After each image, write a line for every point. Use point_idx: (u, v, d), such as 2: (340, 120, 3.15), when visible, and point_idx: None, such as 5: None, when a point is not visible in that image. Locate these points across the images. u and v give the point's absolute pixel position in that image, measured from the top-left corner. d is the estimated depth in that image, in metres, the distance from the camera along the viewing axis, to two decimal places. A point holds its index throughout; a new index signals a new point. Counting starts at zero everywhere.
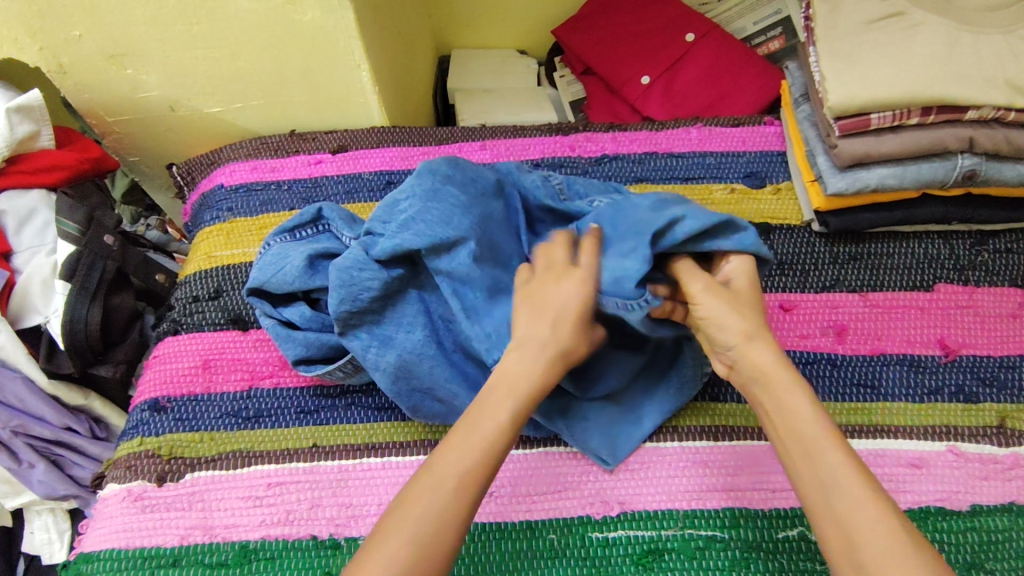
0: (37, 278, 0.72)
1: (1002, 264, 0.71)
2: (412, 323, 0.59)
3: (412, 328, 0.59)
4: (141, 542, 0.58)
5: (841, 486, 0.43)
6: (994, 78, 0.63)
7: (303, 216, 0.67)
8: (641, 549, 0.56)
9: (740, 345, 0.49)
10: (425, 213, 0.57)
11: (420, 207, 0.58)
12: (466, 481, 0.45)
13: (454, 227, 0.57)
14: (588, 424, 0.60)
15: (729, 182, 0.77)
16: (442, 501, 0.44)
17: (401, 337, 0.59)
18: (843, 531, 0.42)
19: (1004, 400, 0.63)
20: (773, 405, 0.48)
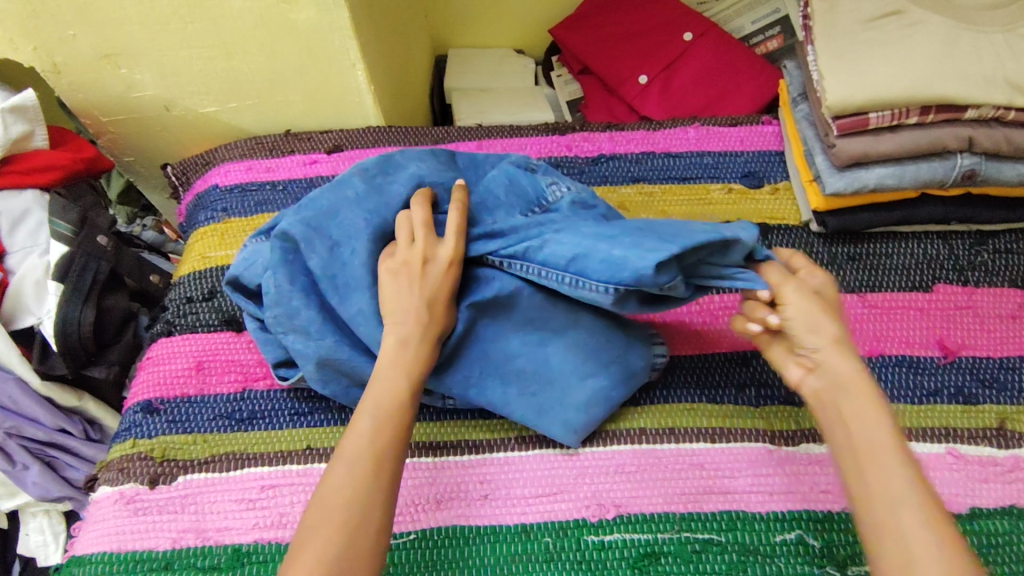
0: (29, 279, 0.71)
1: (1002, 265, 0.70)
2: (322, 328, 0.58)
3: (321, 334, 0.58)
4: (134, 545, 0.57)
5: (898, 501, 0.42)
6: (994, 77, 0.63)
7: (279, 217, 0.66)
8: (638, 552, 0.55)
9: (826, 349, 0.49)
10: (330, 204, 0.59)
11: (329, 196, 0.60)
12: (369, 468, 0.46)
13: (342, 220, 0.59)
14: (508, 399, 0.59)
15: (727, 182, 0.77)
16: (353, 485, 0.45)
17: (311, 345, 0.57)
18: (902, 542, 0.41)
19: (1004, 401, 0.63)
20: (853, 419, 0.46)
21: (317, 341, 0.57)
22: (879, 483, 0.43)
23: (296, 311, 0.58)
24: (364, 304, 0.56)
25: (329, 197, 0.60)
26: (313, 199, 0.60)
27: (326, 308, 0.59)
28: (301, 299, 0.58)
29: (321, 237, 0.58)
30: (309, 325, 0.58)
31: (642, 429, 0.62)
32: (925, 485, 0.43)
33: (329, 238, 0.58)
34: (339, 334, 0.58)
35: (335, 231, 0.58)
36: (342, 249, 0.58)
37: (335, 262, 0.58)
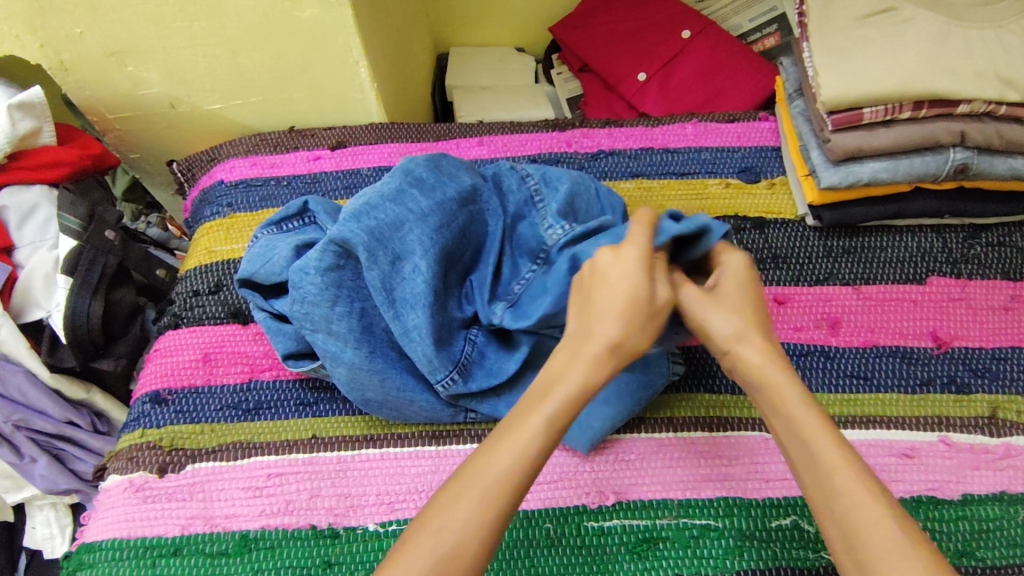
0: (38, 273, 0.73)
1: (995, 258, 0.71)
2: (357, 337, 0.59)
3: (358, 343, 0.59)
4: (143, 532, 0.59)
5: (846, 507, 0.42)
6: (985, 73, 0.64)
7: (289, 209, 0.67)
8: (637, 538, 0.57)
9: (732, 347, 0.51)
10: (381, 212, 0.59)
11: (378, 203, 0.59)
12: (498, 488, 0.44)
13: (406, 234, 0.58)
14: None
15: (724, 177, 0.78)
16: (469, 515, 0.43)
17: (346, 351, 0.58)
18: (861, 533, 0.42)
19: (996, 391, 0.64)
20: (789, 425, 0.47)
21: (355, 349, 0.58)
22: (826, 485, 0.44)
23: (336, 317, 0.58)
24: (422, 319, 0.57)
25: (389, 205, 0.59)
26: (371, 205, 0.59)
27: (365, 316, 0.59)
28: (344, 304, 0.58)
29: (384, 249, 0.57)
30: (343, 336, 0.58)
31: (641, 418, 0.63)
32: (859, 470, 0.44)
33: (390, 250, 0.58)
34: (372, 344, 0.59)
35: (396, 245, 0.58)
36: (403, 263, 0.58)
37: (394, 276, 0.58)
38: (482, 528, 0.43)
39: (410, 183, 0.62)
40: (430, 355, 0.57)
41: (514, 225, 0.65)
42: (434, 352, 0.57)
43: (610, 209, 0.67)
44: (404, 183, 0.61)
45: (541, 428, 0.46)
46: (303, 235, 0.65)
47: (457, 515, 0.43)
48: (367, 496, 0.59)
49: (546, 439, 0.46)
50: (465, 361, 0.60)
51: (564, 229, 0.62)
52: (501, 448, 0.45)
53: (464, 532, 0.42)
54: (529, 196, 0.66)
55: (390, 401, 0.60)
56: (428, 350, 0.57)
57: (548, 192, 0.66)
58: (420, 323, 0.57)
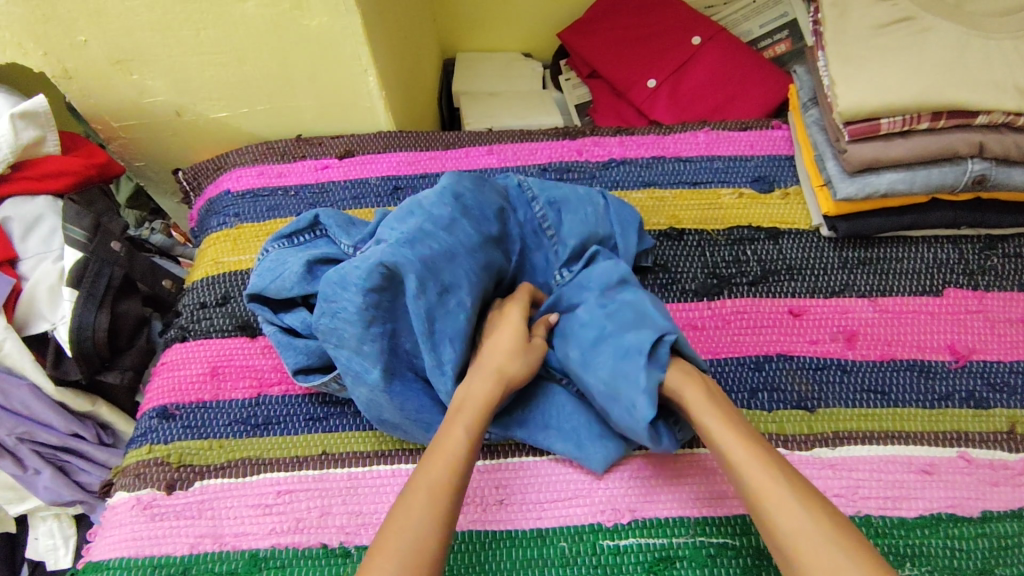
0: (43, 285, 0.72)
1: (1012, 269, 0.71)
2: (381, 359, 0.58)
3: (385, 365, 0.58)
4: (151, 551, 0.58)
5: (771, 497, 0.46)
6: (1005, 83, 0.63)
7: (300, 222, 0.67)
8: (653, 556, 0.56)
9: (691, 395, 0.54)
10: (433, 242, 0.59)
11: (432, 233, 0.60)
12: (438, 490, 0.48)
13: (454, 266, 0.59)
14: (546, 428, 0.60)
15: (737, 186, 0.77)
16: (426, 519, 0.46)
17: (371, 371, 0.57)
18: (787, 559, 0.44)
19: (1014, 405, 0.63)
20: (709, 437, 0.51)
21: (379, 370, 0.57)
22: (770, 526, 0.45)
23: (367, 338, 0.57)
24: (456, 355, 0.58)
25: (442, 235, 0.60)
26: (425, 233, 0.60)
27: (393, 338, 0.59)
28: (378, 326, 0.58)
29: (434, 280, 0.58)
30: (372, 356, 0.57)
31: None
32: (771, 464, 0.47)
33: (439, 282, 0.58)
34: (394, 367, 0.59)
35: (445, 277, 0.59)
36: (450, 297, 0.59)
37: (437, 309, 0.58)
38: (436, 528, 0.46)
39: (460, 213, 0.62)
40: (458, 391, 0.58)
41: (523, 261, 0.68)
42: None
43: (622, 223, 0.69)
44: (454, 213, 0.62)
45: (463, 437, 0.51)
46: (315, 249, 0.65)
47: (411, 516, 0.46)
48: (379, 513, 0.59)
49: (472, 444, 0.51)
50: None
51: (574, 272, 0.66)
52: (434, 461, 0.50)
53: (421, 529, 0.45)
54: (537, 227, 0.69)
55: (406, 425, 0.59)
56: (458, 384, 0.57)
57: (555, 222, 0.68)
58: (453, 358, 0.58)
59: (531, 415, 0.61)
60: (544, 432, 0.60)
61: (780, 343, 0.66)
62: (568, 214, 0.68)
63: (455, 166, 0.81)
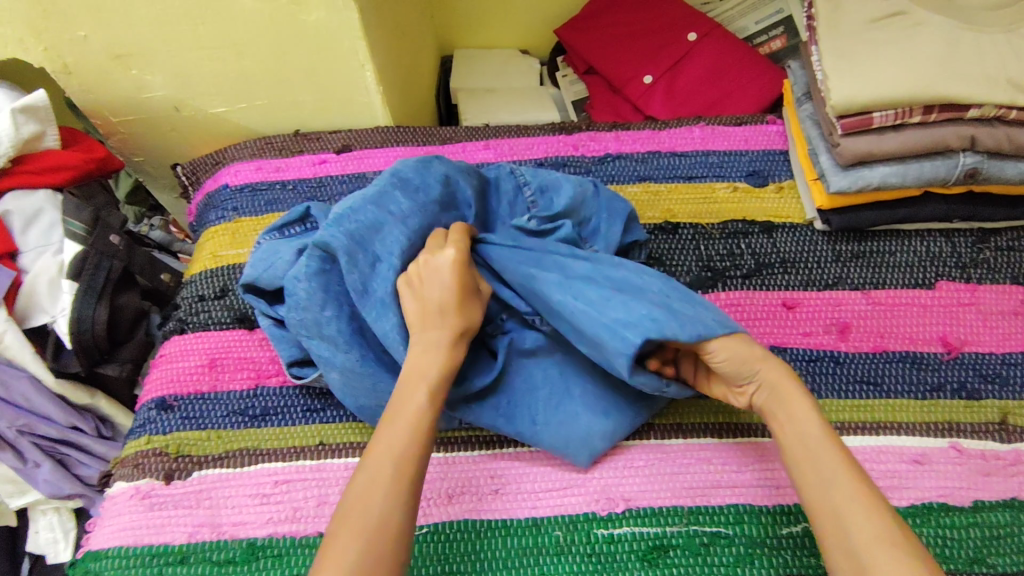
0: (43, 278, 0.72)
1: (1004, 262, 0.71)
2: (348, 340, 0.58)
3: (349, 346, 0.58)
4: (149, 540, 0.58)
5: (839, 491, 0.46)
6: (996, 77, 0.63)
7: (291, 215, 0.68)
8: (647, 545, 0.56)
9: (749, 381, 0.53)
10: (362, 214, 0.59)
11: (359, 206, 0.59)
12: (400, 466, 0.47)
13: (385, 237, 0.59)
14: (530, 421, 0.59)
15: (732, 181, 0.78)
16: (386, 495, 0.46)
17: (338, 355, 0.58)
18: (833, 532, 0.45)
19: (1006, 396, 0.64)
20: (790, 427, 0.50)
21: (345, 353, 0.57)
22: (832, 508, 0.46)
23: (325, 321, 0.58)
24: (396, 322, 0.56)
25: (366, 205, 0.59)
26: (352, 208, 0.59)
27: (355, 319, 0.59)
28: (332, 308, 0.58)
29: (364, 252, 0.58)
30: (333, 339, 0.58)
31: (650, 426, 0.63)
32: (853, 463, 0.47)
33: (370, 253, 0.58)
34: (365, 348, 0.58)
35: (376, 249, 0.58)
36: (382, 267, 0.58)
37: (366, 275, 0.57)
38: (394, 505, 0.46)
39: (395, 185, 0.61)
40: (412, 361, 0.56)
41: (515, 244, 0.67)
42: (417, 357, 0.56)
43: (610, 212, 0.68)
44: (388, 186, 0.61)
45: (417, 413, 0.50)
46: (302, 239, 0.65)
47: (372, 493, 0.46)
48: None
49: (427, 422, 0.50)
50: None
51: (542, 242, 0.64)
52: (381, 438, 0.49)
53: (383, 510, 0.45)
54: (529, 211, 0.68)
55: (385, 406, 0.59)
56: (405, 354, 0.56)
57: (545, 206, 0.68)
58: (393, 325, 0.56)
59: (516, 408, 0.60)
60: (531, 430, 0.59)
61: (774, 334, 0.67)
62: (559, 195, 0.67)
63: (451, 161, 0.81)
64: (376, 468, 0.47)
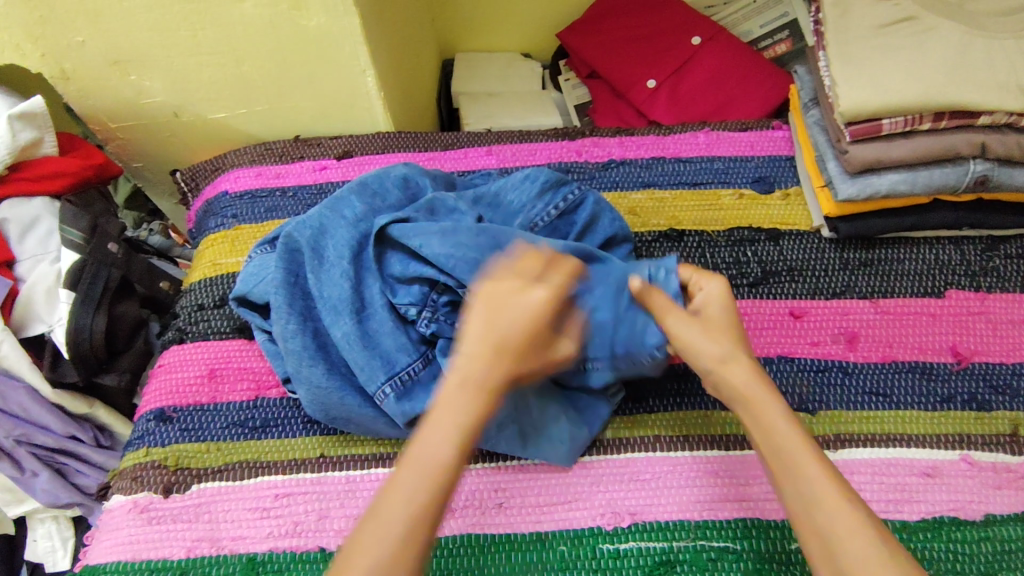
0: (40, 287, 0.72)
1: (1014, 270, 0.70)
2: (312, 355, 0.58)
3: (312, 360, 0.58)
4: (148, 555, 0.57)
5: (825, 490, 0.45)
6: (1007, 84, 0.62)
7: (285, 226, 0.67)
8: (653, 560, 0.55)
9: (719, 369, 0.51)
10: (318, 219, 0.62)
11: (317, 213, 0.63)
12: (428, 478, 0.43)
13: (337, 240, 0.61)
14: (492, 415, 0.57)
15: (738, 187, 0.77)
16: (406, 521, 0.42)
17: (301, 371, 0.58)
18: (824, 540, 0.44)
19: (1017, 407, 0.63)
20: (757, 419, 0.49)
21: (308, 368, 0.58)
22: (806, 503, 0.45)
23: (290, 335, 0.59)
24: (346, 327, 0.57)
25: (322, 213, 0.63)
26: (306, 218, 0.62)
27: (319, 335, 0.60)
28: (296, 322, 0.59)
29: (316, 256, 0.60)
30: (296, 353, 0.58)
31: (656, 437, 0.61)
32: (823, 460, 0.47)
33: (323, 257, 0.60)
34: (329, 361, 0.59)
35: (330, 253, 0.61)
36: (332, 270, 0.60)
37: (321, 280, 0.59)
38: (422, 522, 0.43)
39: (355, 190, 0.64)
40: (361, 362, 0.57)
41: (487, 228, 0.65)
42: (364, 359, 0.57)
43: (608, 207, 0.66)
44: (349, 190, 0.64)
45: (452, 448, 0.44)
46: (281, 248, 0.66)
47: (389, 511, 0.43)
48: None
49: (458, 464, 0.44)
50: (406, 377, 0.57)
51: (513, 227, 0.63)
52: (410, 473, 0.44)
53: (404, 532, 0.42)
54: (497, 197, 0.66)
55: (354, 418, 0.58)
56: (358, 356, 0.57)
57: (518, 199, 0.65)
58: (347, 330, 0.57)
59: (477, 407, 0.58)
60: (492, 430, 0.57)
61: (780, 344, 0.66)
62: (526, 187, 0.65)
63: (453, 166, 0.80)
64: (402, 484, 0.43)
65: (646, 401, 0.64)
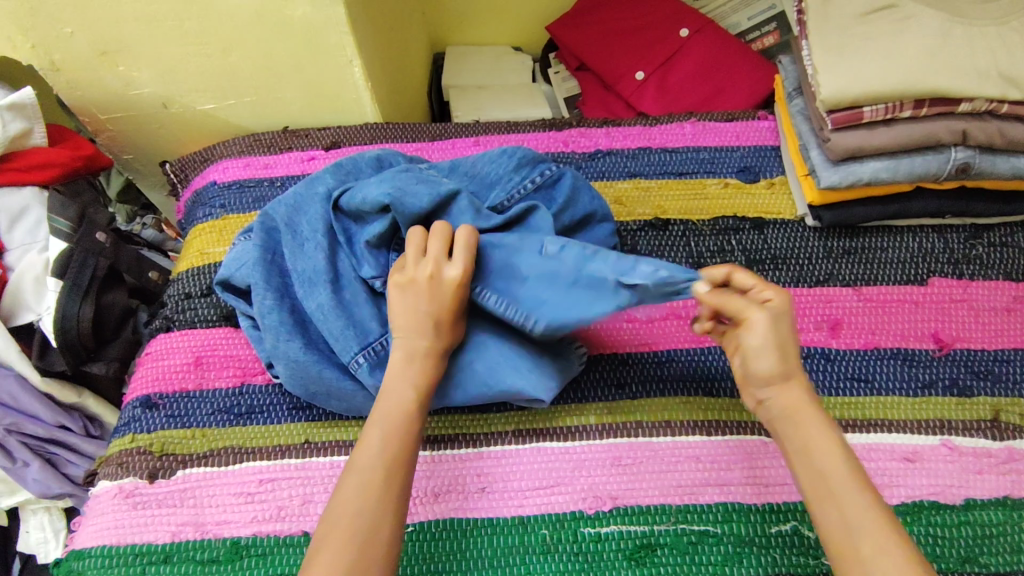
0: (29, 275, 0.72)
1: (997, 258, 0.70)
2: (289, 330, 0.59)
3: (289, 335, 0.59)
4: (134, 539, 0.58)
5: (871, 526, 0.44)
6: (988, 71, 0.63)
7: None
8: (634, 544, 0.56)
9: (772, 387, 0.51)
10: (291, 200, 0.64)
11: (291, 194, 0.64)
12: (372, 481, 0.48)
13: (309, 215, 0.62)
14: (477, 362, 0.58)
15: (723, 177, 0.77)
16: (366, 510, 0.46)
17: (277, 345, 0.59)
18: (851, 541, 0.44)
19: (998, 393, 0.63)
20: (805, 444, 0.48)
21: (284, 342, 0.59)
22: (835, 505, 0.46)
23: (267, 310, 0.59)
24: (324, 299, 0.58)
25: (298, 194, 0.64)
26: (284, 198, 0.64)
27: (297, 311, 0.61)
28: (272, 297, 0.60)
29: (293, 233, 0.61)
30: (273, 329, 0.59)
31: (638, 422, 0.62)
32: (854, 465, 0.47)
33: (299, 234, 0.62)
34: (307, 337, 0.60)
35: (302, 228, 0.62)
36: (308, 245, 0.61)
37: (295, 256, 0.61)
38: (375, 505, 0.47)
39: (331, 171, 0.65)
40: (336, 333, 0.58)
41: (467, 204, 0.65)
42: (339, 332, 0.58)
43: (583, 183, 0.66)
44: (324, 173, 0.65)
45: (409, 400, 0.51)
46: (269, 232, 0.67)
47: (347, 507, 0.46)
48: None
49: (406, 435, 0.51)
50: (379, 347, 0.58)
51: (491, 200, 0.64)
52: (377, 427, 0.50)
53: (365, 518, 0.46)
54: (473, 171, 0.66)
55: (333, 392, 0.58)
56: (333, 327, 0.58)
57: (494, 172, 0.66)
58: (322, 302, 0.58)
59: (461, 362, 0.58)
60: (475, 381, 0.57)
61: None
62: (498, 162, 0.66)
63: (440, 157, 0.81)
64: (363, 478, 0.48)
65: (629, 387, 0.64)
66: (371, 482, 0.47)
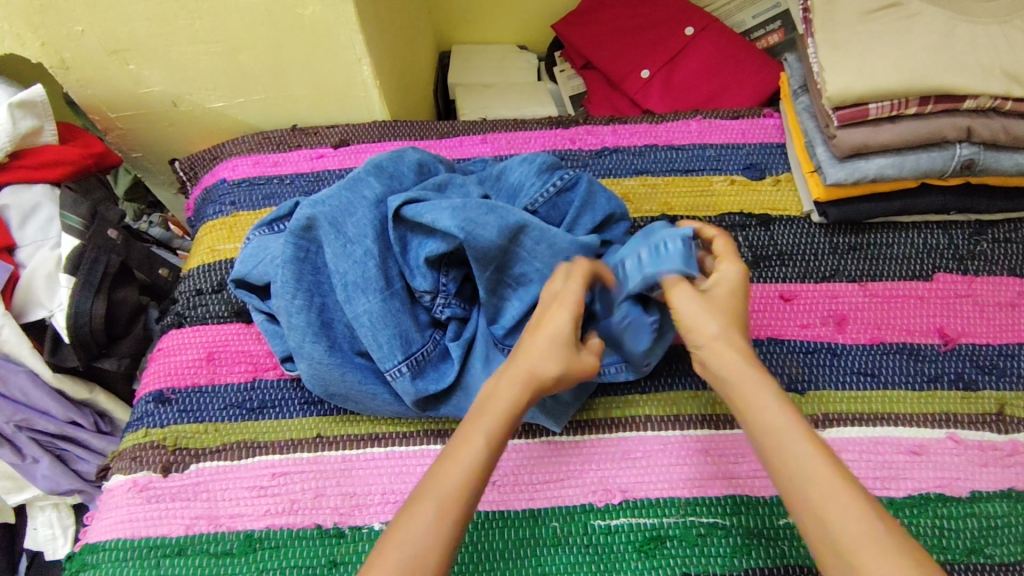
0: (41, 272, 0.73)
1: (1001, 254, 0.71)
2: (316, 332, 0.59)
3: (317, 338, 0.59)
4: (147, 532, 0.58)
5: (837, 507, 0.43)
6: (992, 68, 0.64)
7: (281, 210, 0.68)
8: (644, 536, 0.56)
9: (708, 343, 0.51)
10: (337, 199, 0.61)
11: (335, 191, 0.61)
12: (448, 503, 0.45)
13: (357, 218, 0.60)
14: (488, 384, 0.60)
15: (729, 174, 0.78)
16: (434, 534, 0.44)
17: (305, 346, 0.59)
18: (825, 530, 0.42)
19: (1003, 387, 0.64)
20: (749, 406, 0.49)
21: (313, 345, 0.59)
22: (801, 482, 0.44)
23: (295, 310, 0.59)
24: (372, 304, 0.58)
25: (342, 193, 0.61)
26: (327, 195, 0.61)
27: (325, 311, 0.60)
28: (303, 298, 0.59)
29: (338, 234, 0.59)
30: (300, 329, 0.59)
31: (647, 417, 0.62)
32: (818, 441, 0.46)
33: (343, 234, 0.59)
34: (331, 339, 0.60)
35: (349, 230, 0.59)
36: (355, 248, 0.59)
37: (339, 257, 0.59)
38: (445, 536, 0.44)
39: (371, 171, 0.63)
40: (379, 341, 0.58)
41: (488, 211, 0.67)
42: (383, 339, 0.58)
43: (610, 193, 0.67)
44: (363, 172, 0.63)
45: (482, 445, 0.48)
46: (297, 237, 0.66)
47: (413, 525, 0.44)
48: (373, 494, 0.59)
49: (489, 456, 0.48)
50: (420, 357, 0.59)
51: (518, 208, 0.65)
52: (448, 469, 0.47)
53: (425, 544, 0.44)
54: (496, 179, 0.68)
55: (353, 394, 0.60)
56: (377, 335, 0.58)
57: (523, 180, 0.66)
58: (370, 308, 0.58)
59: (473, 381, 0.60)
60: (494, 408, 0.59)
61: (770, 327, 0.67)
62: (528, 172, 0.67)
63: (449, 154, 0.82)
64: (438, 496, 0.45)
65: (638, 382, 0.64)
66: (448, 502, 0.45)
